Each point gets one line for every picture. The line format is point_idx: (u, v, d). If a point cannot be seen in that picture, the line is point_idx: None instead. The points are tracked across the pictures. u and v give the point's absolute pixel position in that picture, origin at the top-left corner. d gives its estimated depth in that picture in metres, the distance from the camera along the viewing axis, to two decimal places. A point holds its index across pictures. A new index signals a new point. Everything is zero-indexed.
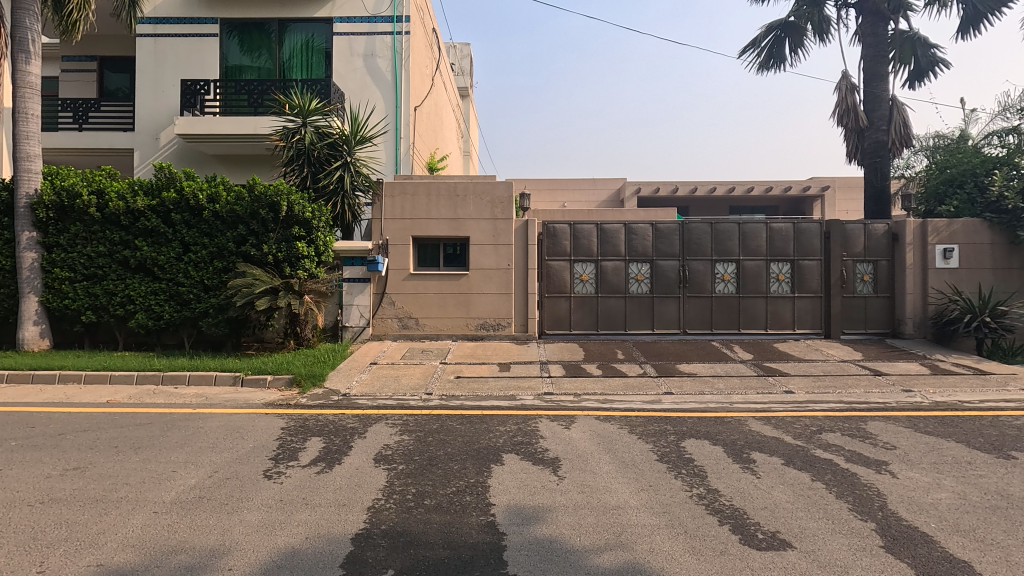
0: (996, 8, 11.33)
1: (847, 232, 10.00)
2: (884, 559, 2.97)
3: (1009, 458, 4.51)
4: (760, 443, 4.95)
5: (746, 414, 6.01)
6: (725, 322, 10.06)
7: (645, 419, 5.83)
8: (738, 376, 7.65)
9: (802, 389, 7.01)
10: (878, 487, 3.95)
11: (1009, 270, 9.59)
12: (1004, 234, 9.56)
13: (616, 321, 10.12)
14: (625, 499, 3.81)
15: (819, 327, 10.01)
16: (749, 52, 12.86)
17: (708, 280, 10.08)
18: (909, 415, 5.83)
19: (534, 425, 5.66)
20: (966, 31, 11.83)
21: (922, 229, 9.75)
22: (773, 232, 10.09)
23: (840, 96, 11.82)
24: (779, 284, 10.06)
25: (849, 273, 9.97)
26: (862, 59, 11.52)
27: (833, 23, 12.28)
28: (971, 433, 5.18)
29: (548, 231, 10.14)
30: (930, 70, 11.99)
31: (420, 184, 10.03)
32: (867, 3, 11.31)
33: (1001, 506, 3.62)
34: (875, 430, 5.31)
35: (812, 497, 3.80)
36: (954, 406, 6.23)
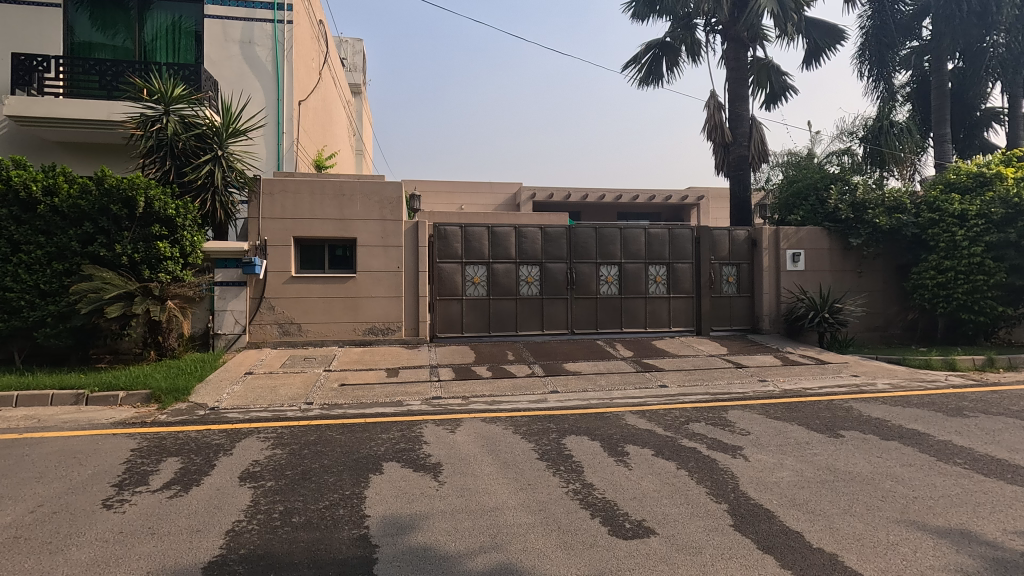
0: (833, 44, 12.98)
1: (714, 237, 10.95)
2: (732, 537, 3.24)
3: (837, 436, 5.16)
4: (633, 436, 5.23)
5: (624, 408, 6.33)
6: (609, 321, 10.56)
7: (530, 419, 5.92)
8: (619, 374, 8.03)
9: (675, 383, 7.55)
10: (733, 471, 4.32)
11: (844, 272, 11.00)
12: (840, 241, 10.95)
13: (506, 323, 10.24)
14: (503, 500, 3.83)
15: (692, 325, 10.83)
16: (631, 68, 13.66)
17: (593, 282, 10.53)
18: (762, 403, 6.46)
19: (419, 430, 5.55)
20: (810, 62, 13.44)
21: (775, 235, 10.91)
22: (651, 237, 10.78)
23: (709, 113, 12.94)
24: (657, 286, 10.76)
25: (717, 275, 10.91)
26: (727, 80, 12.62)
27: (703, 46, 13.39)
28: (810, 416, 5.86)
29: (439, 233, 10.03)
30: (783, 95, 13.48)
31: (302, 183, 9.48)
32: (731, 31, 12.42)
33: (830, 479, 4.11)
34: (734, 418, 5.82)
35: (676, 484, 4.06)
36: (798, 392, 7.02)
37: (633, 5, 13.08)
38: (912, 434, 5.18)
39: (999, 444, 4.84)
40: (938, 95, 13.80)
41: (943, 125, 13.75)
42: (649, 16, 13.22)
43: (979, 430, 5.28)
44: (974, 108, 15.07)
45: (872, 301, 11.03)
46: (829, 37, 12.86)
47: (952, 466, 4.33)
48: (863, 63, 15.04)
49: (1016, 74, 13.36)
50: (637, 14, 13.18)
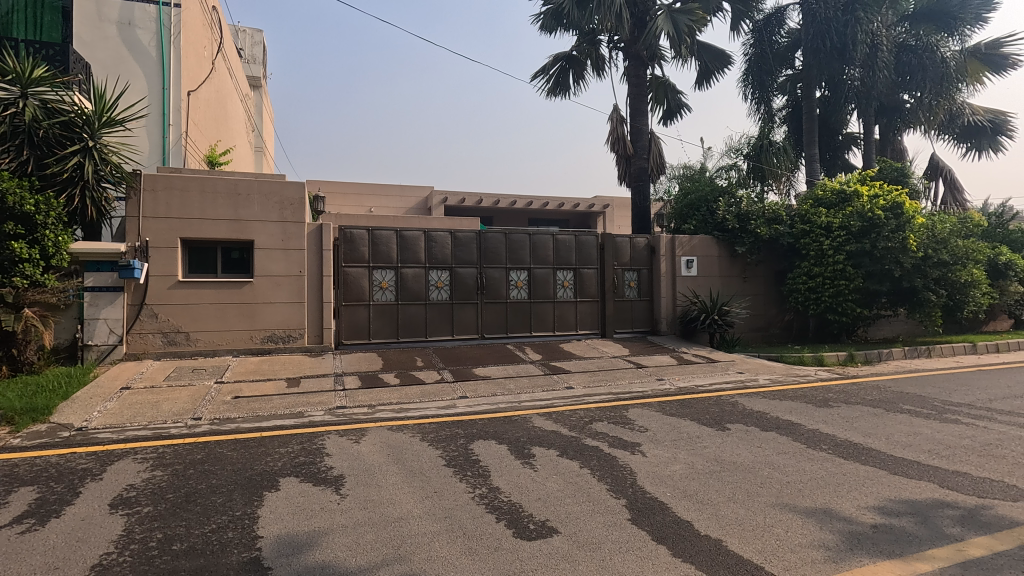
0: (721, 67, 14.11)
1: (617, 244, 11.46)
2: (630, 530, 3.40)
3: (724, 429, 5.58)
4: (539, 438, 5.33)
5: (531, 411, 6.44)
6: (519, 325, 10.72)
7: (438, 425, 5.85)
8: (527, 377, 8.17)
9: (580, 384, 7.81)
10: (631, 467, 4.52)
11: (731, 277, 11.94)
12: (728, 249, 11.88)
13: (415, 328, 10.07)
14: (408, 510, 3.75)
15: (597, 328, 11.27)
16: (539, 78, 14.02)
17: (503, 287, 10.64)
18: (660, 401, 6.85)
19: (321, 442, 5.30)
20: (702, 83, 14.51)
21: (671, 243, 11.62)
22: (558, 243, 11.10)
23: (612, 126, 13.59)
24: (564, 290, 11.09)
25: (619, 280, 11.43)
26: (628, 95, 13.29)
27: (606, 61, 14.03)
28: (701, 412, 6.29)
29: (345, 236, 9.67)
30: (678, 112, 14.42)
31: (191, 180, 8.75)
32: (631, 49, 13.11)
33: (717, 469, 4.44)
34: (633, 416, 6.11)
35: (579, 482, 4.19)
36: (691, 390, 7.52)
37: (542, 17, 13.43)
38: (787, 424, 5.72)
39: (856, 430, 5.48)
40: (809, 119, 15.44)
41: (812, 147, 15.41)
42: (557, 28, 13.64)
43: (840, 418, 5.94)
44: (837, 132, 17.06)
45: (755, 303, 12.07)
46: (718, 61, 13.98)
47: (819, 452, 4.83)
48: (747, 87, 16.50)
49: (868, 105, 15.27)
50: (545, 27, 13.56)
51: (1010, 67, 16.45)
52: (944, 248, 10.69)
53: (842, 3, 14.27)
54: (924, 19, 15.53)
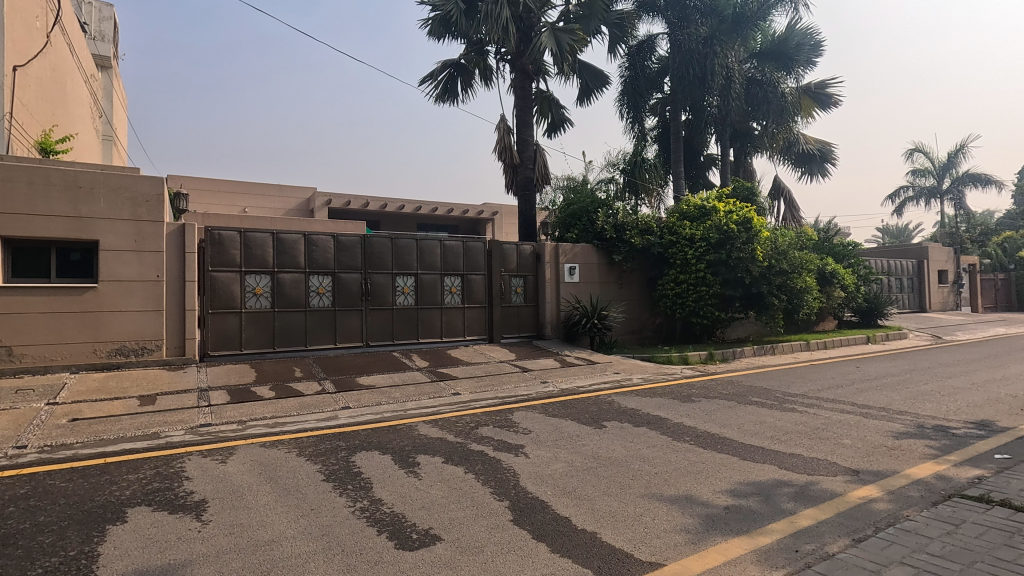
0: (600, 86, 15.00)
1: (504, 251, 11.68)
2: (512, 531, 3.47)
3: (600, 427, 5.92)
4: (424, 446, 5.27)
5: (417, 419, 6.35)
6: (405, 332, 10.52)
7: (316, 438, 5.55)
8: (414, 384, 8.04)
9: (467, 389, 7.84)
10: (514, 469, 4.63)
11: (609, 284, 12.69)
12: (606, 257, 12.61)
13: (294, 337, 9.48)
14: (280, 531, 3.51)
15: (484, 333, 11.39)
16: (428, 83, 13.94)
17: (388, 293, 10.39)
18: (543, 403, 7.09)
19: (180, 464, 4.79)
20: (583, 99, 15.33)
21: (555, 250, 12.08)
22: (446, 249, 11.08)
23: (499, 135, 13.87)
24: (452, 296, 11.07)
25: (506, 286, 11.65)
26: (515, 107, 13.66)
27: (494, 71, 14.30)
28: (581, 411, 6.62)
29: (212, 238, 8.88)
30: (562, 125, 15.08)
31: (17, 169, 7.52)
32: (518, 62, 13.49)
33: (594, 466, 4.70)
34: (518, 419, 6.26)
35: (463, 488, 4.20)
36: (573, 391, 7.88)
37: (429, 23, 13.37)
38: (655, 419, 6.21)
39: (714, 422, 6.08)
40: (675, 140, 16.92)
41: (679, 165, 16.90)
42: (445, 35, 13.66)
43: (701, 412, 6.55)
44: (699, 153, 18.86)
45: (630, 308, 12.94)
46: (597, 80, 14.85)
47: (683, 443, 5.30)
48: (623, 106, 17.73)
49: (724, 130, 17.10)
50: (433, 32, 13.51)
51: (833, 105, 19.26)
52: (784, 259, 12.26)
53: (703, 36, 15.87)
54: (768, 58, 17.72)
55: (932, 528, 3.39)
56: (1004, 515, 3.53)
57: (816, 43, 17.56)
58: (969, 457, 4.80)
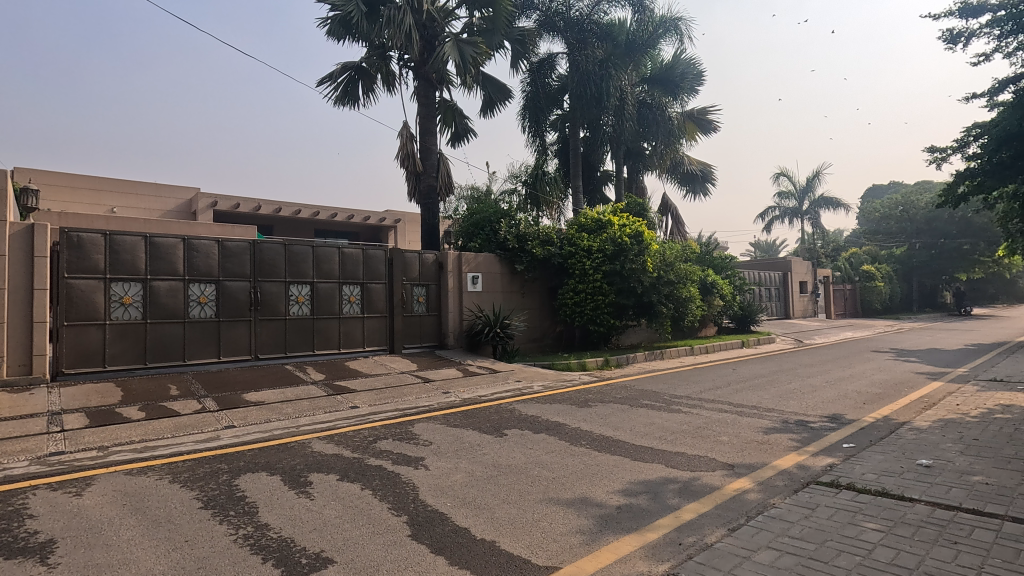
0: (503, 100, 15.29)
1: (405, 259, 11.49)
2: (410, 547, 3.39)
3: (501, 435, 5.98)
4: (318, 464, 5.00)
5: (310, 435, 6.01)
6: (299, 344, 9.95)
7: (194, 462, 5.07)
8: (308, 399, 7.62)
9: (365, 402, 7.57)
10: (414, 482, 4.53)
11: (511, 293, 12.88)
12: (508, 267, 12.80)
13: (170, 351, 8.62)
14: (148, 568, 3.15)
15: (385, 344, 11.08)
16: (326, 84, 13.41)
17: (281, 303, 9.80)
18: (445, 413, 7.02)
19: (22, 501, 4.15)
20: (487, 111, 15.54)
21: (458, 259, 12.05)
22: (345, 257, 10.68)
23: (402, 142, 13.66)
24: (351, 306, 10.67)
25: (407, 295, 11.44)
26: (418, 114, 13.53)
27: (397, 77, 14.07)
28: (483, 420, 6.63)
29: (69, 241, 7.86)
30: (465, 136, 15.17)
31: None
32: (422, 70, 13.41)
33: (494, 474, 4.72)
34: (418, 431, 6.15)
35: (359, 505, 4.04)
36: (475, 400, 7.88)
37: (329, 22, 12.90)
38: (554, 425, 6.38)
39: (608, 425, 6.37)
40: (574, 155, 17.66)
41: (577, 180, 17.65)
42: (345, 37, 13.24)
43: (597, 416, 6.84)
44: (595, 169, 19.82)
45: (531, 317, 13.21)
46: (500, 93, 15.13)
47: (579, 447, 5.49)
48: (524, 120, 18.23)
49: (618, 149, 18.16)
50: (332, 33, 13.05)
51: (714, 130, 21.08)
52: (671, 270, 13.21)
53: (599, 59, 16.79)
54: (657, 83, 19.06)
55: (793, 513, 3.78)
56: (849, 497, 4.03)
57: (698, 73, 19.14)
58: (823, 447, 5.43)
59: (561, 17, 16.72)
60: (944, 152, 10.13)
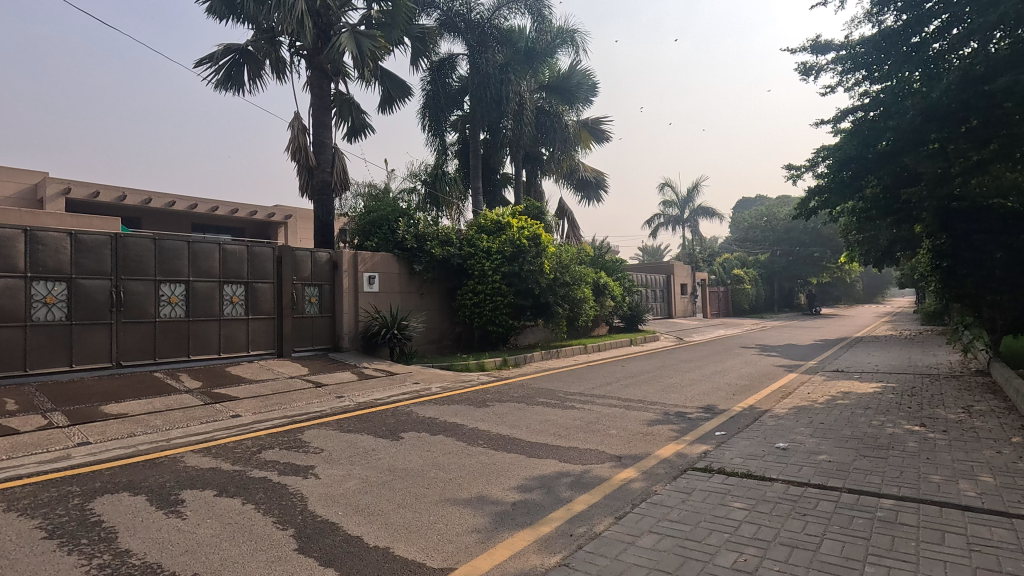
0: (403, 97, 14.99)
1: (296, 258, 10.86)
2: (296, 561, 3.20)
3: (397, 439, 5.85)
4: (192, 480, 4.58)
5: (183, 449, 5.48)
6: (172, 349, 9.04)
7: (36, 486, 4.41)
8: (181, 409, 6.94)
9: (248, 410, 7.04)
10: (302, 492, 4.29)
11: (410, 293, 12.63)
12: (407, 267, 12.55)
13: (7, 360, 7.43)
14: None
15: (272, 348, 10.38)
16: (206, 65, 12.32)
17: (150, 303, 8.85)
18: (338, 418, 6.72)
19: None
20: (385, 107, 15.16)
21: (354, 259, 11.59)
22: (226, 253, 9.87)
23: (293, 134, 12.91)
24: (233, 307, 9.89)
25: (298, 295, 10.84)
26: (311, 106, 12.85)
27: (288, 65, 13.28)
28: (378, 424, 6.45)
29: None
30: (363, 131, 14.67)
31: None
32: (315, 59, 12.76)
33: (390, 479, 4.61)
34: (308, 438, 5.84)
35: (240, 521, 3.75)
36: (370, 404, 7.63)
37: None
38: (451, 426, 6.35)
39: (505, 423, 6.46)
40: (474, 157, 17.74)
41: (477, 181, 17.75)
42: (229, 17, 12.27)
43: (494, 415, 6.91)
44: (495, 171, 20.07)
45: (430, 318, 13.06)
46: (400, 90, 14.81)
47: (476, 447, 5.52)
48: (424, 119, 18.01)
49: (517, 152, 18.50)
50: (213, 11, 12.03)
51: (606, 139, 22.19)
52: (566, 273, 13.70)
53: (499, 63, 17.01)
54: (554, 91, 19.68)
55: (672, 499, 4.08)
56: (720, 480, 4.43)
57: (593, 84, 20.04)
58: (699, 435, 5.91)
59: (462, 18, 16.74)
60: (799, 169, 11.48)
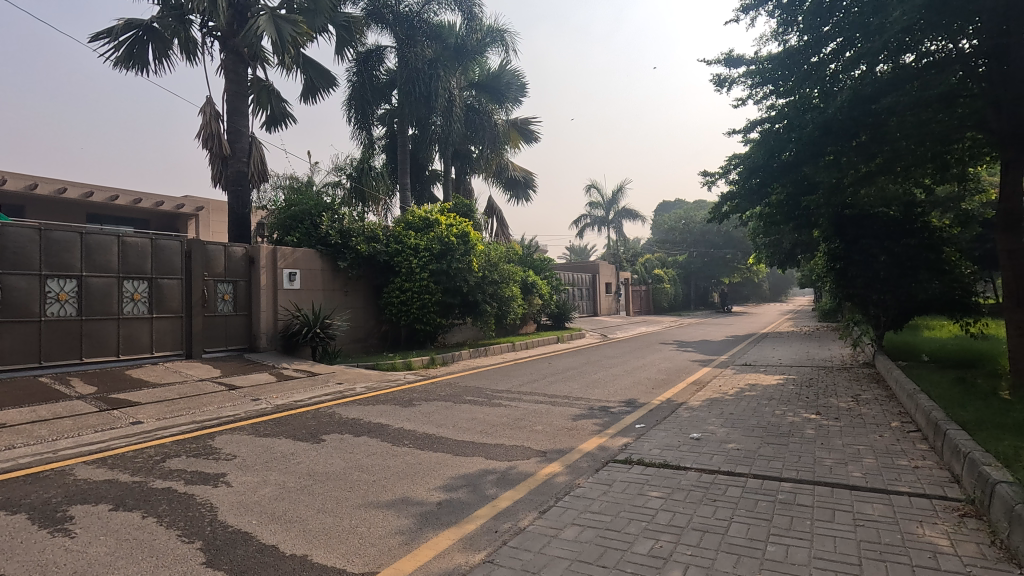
0: (326, 87, 14.41)
1: (207, 252, 10.16)
2: None
3: (317, 441, 5.63)
4: (84, 494, 4.17)
5: (74, 461, 4.98)
6: (62, 351, 8.20)
7: None
8: (72, 417, 6.30)
9: (152, 416, 6.52)
10: (211, 502, 4.03)
11: (333, 291, 12.19)
12: (330, 264, 12.09)
13: None
14: None
15: (179, 348, 9.66)
16: (103, 40, 11.26)
17: (34, 301, 7.97)
18: (253, 422, 6.36)
19: None
20: (308, 97, 14.53)
21: (272, 254, 11.01)
22: (126, 247, 9.07)
23: (205, 120, 12.09)
24: (134, 304, 9.12)
25: (210, 293, 10.16)
26: (225, 91, 12.07)
27: (199, 46, 12.41)
28: (298, 427, 6.17)
29: None
30: (283, 121, 13.99)
31: None
32: (229, 42, 11.99)
33: (308, 483, 4.42)
34: (220, 444, 5.49)
35: (139, 536, 3.47)
36: (289, 406, 7.29)
37: None
38: (376, 427, 6.20)
39: (431, 422, 6.40)
40: (402, 152, 17.39)
41: (405, 177, 17.41)
42: None
43: (421, 414, 6.83)
44: (424, 167, 19.82)
45: (354, 316, 12.67)
46: (323, 79, 14.22)
47: (401, 447, 5.42)
48: (350, 110, 17.45)
49: (446, 149, 18.34)
50: None
51: (535, 140, 22.49)
52: (495, 271, 13.74)
53: (428, 58, 16.78)
54: (484, 90, 19.72)
55: (594, 491, 4.20)
56: (639, 471, 4.61)
57: (522, 84, 20.22)
58: (620, 429, 6.13)
59: (390, 10, 16.35)
60: (713, 175, 12.19)
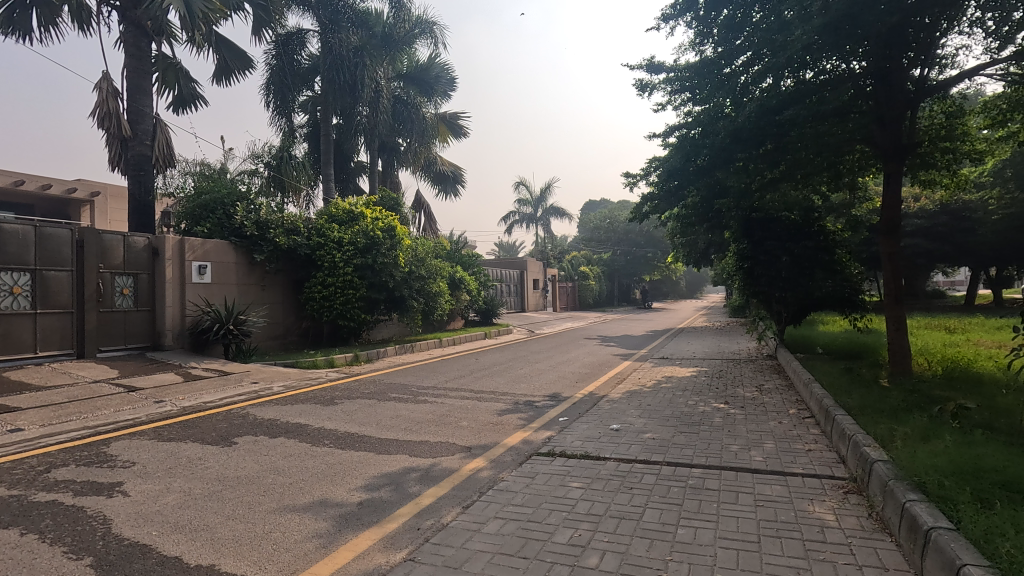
0: (242, 69, 13.56)
1: (102, 242, 9.31)
2: None
3: (229, 444, 5.31)
4: None
5: None
6: None
7: None
8: None
9: (34, 423, 5.87)
10: (105, 514, 3.70)
11: (249, 285, 11.53)
12: (245, 257, 11.42)
13: None
14: None
15: (69, 348, 8.78)
16: None
17: None
18: (155, 426, 5.90)
19: None
20: (221, 78, 13.63)
21: (180, 245, 10.23)
22: (4, 235, 8.12)
23: (101, 97, 11.03)
24: (14, 299, 8.19)
25: (106, 286, 9.32)
26: (125, 67, 11.06)
27: (94, 16, 11.29)
28: (207, 430, 5.80)
29: None
30: (192, 103, 13.05)
31: None
32: (130, 13, 10.98)
33: (217, 489, 4.17)
34: (116, 451, 5.05)
35: (17, 556, 3.12)
36: (197, 408, 6.82)
37: None
38: (294, 427, 5.94)
39: (353, 421, 6.22)
40: (325, 141, 16.71)
41: (328, 167, 16.74)
42: None
43: (343, 413, 6.62)
44: (348, 159, 19.18)
45: (272, 312, 12.07)
46: (238, 61, 13.38)
47: (321, 447, 5.23)
48: (268, 95, 16.53)
49: (372, 140, 17.81)
50: None
51: (463, 135, 22.35)
52: (422, 266, 13.53)
53: (353, 45, 16.21)
54: (412, 82, 19.38)
55: (517, 484, 4.26)
56: (561, 463, 4.72)
57: (451, 78, 20.01)
58: (544, 422, 6.24)
59: None
60: (635, 177, 12.67)
